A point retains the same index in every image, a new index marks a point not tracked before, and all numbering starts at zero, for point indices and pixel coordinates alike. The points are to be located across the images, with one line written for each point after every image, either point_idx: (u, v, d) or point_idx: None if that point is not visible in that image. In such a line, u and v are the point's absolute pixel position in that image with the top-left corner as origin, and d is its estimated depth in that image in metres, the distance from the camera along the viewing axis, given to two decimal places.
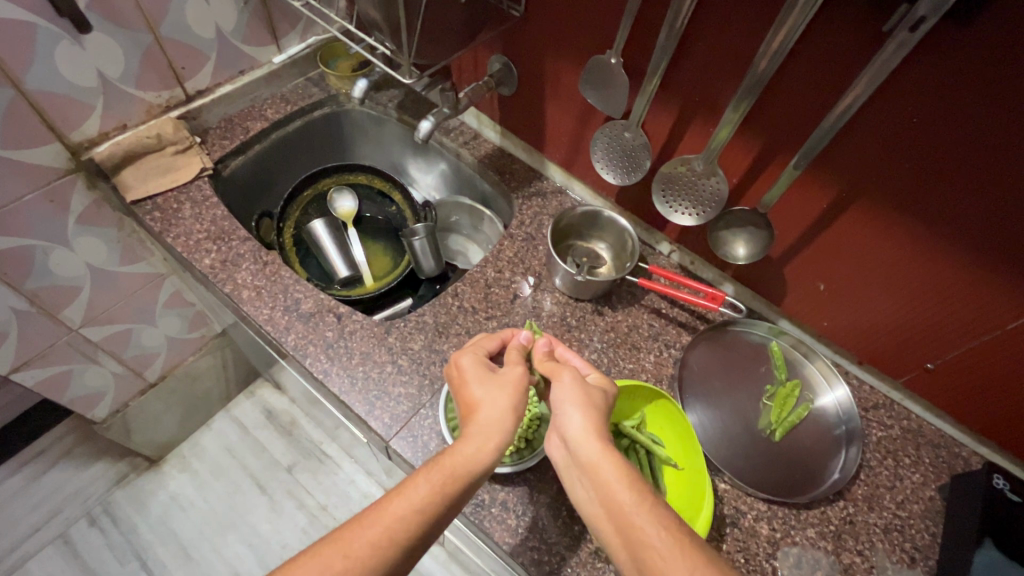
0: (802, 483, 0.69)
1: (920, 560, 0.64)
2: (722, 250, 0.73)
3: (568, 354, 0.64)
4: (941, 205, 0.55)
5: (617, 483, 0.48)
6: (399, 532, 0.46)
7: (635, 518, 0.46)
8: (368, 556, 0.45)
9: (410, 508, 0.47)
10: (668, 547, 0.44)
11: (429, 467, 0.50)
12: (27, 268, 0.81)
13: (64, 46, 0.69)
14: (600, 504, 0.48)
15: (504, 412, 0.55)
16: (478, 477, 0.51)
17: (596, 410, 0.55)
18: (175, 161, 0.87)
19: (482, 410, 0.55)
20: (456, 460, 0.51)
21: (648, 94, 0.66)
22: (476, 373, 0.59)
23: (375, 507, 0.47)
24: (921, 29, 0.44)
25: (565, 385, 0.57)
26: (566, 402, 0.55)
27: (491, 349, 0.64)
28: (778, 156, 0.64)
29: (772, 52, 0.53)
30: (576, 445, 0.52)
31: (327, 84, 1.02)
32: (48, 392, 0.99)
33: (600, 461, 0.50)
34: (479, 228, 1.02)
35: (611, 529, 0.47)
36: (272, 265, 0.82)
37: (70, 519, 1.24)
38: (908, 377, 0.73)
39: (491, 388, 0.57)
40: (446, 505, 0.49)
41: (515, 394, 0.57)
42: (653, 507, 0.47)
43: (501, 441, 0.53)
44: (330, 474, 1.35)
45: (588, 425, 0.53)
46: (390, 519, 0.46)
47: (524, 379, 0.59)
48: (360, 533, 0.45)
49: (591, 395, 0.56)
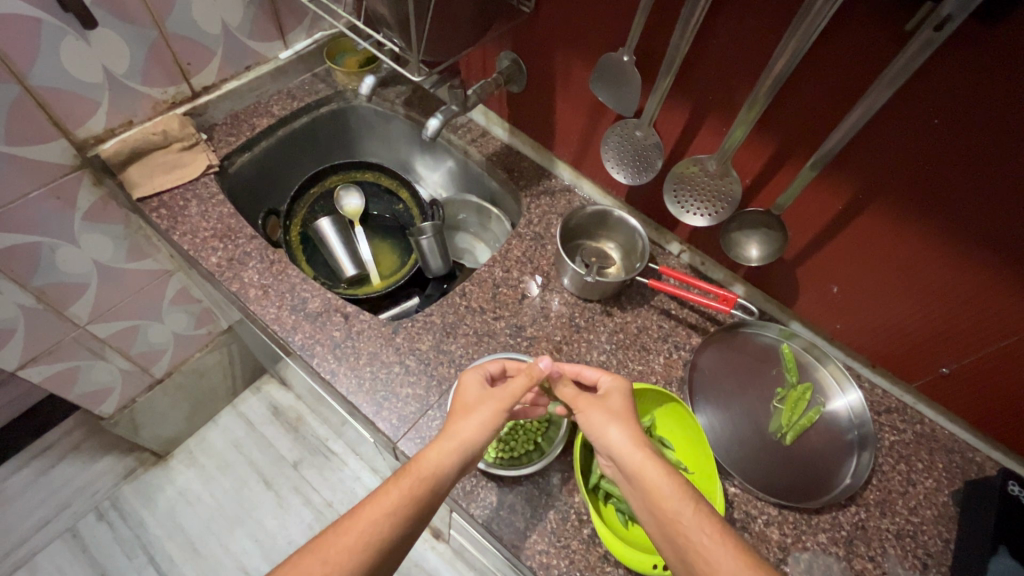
0: (813, 487, 0.68)
1: (933, 566, 0.64)
2: (734, 251, 0.71)
3: (582, 368, 0.63)
4: (959, 210, 0.54)
5: (668, 486, 0.49)
6: (374, 535, 0.46)
7: (689, 524, 0.46)
8: (347, 560, 0.45)
9: (383, 512, 0.47)
10: (718, 547, 0.45)
11: (398, 476, 0.50)
12: (33, 265, 0.81)
13: (69, 42, 0.68)
14: (649, 511, 0.49)
15: (480, 424, 0.55)
16: (447, 480, 0.51)
17: (633, 419, 0.56)
18: (181, 158, 0.87)
19: (456, 421, 0.56)
20: (421, 463, 0.51)
21: (660, 93, 0.65)
22: (472, 395, 0.58)
23: (348, 516, 0.47)
24: (947, 28, 0.43)
25: (591, 408, 0.56)
26: (601, 423, 0.55)
27: (493, 371, 0.63)
28: (794, 157, 0.63)
29: (790, 51, 0.51)
30: (621, 457, 0.52)
31: (334, 80, 1.01)
32: (55, 387, 1.00)
33: (644, 466, 0.50)
34: (487, 226, 1.02)
35: (660, 531, 0.48)
36: (278, 264, 0.81)
37: (79, 512, 1.25)
38: (923, 381, 0.71)
39: (478, 401, 0.57)
40: (417, 508, 0.49)
41: (497, 411, 0.56)
42: (698, 509, 0.47)
43: (467, 445, 0.53)
44: (336, 470, 1.35)
45: (629, 435, 0.53)
46: (363, 524, 0.46)
47: (512, 393, 0.57)
48: (337, 539, 0.46)
49: (618, 407, 0.57)
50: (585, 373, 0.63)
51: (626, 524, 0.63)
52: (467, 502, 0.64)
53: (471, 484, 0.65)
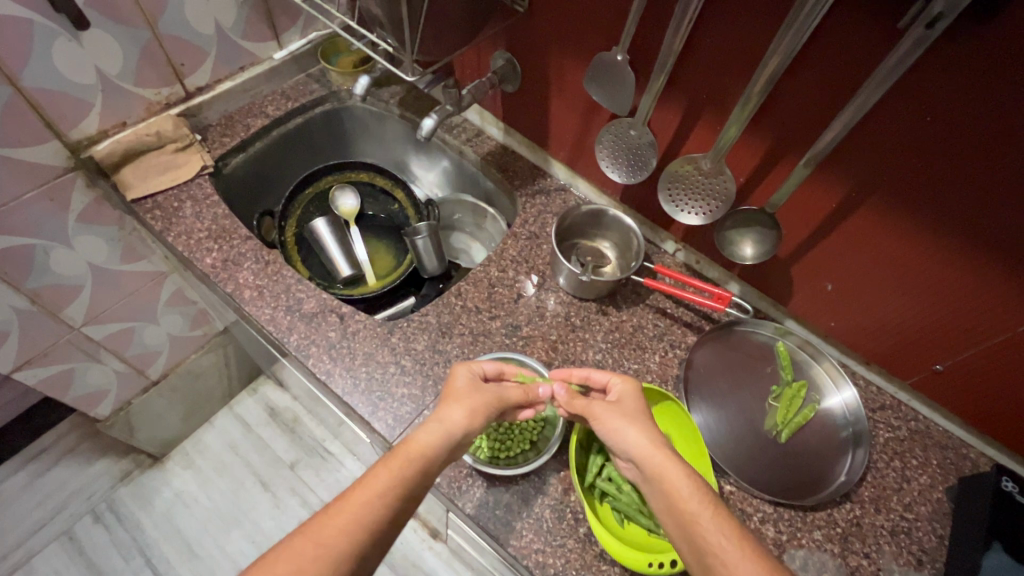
0: (808, 485, 0.68)
1: (928, 562, 0.64)
2: (729, 250, 0.71)
3: (590, 372, 0.63)
4: (953, 209, 0.54)
5: (688, 488, 0.49)
6: (367, 516, 0.46)
7: (708, 526, 0.46)
8: (340, 541, 0.44)
9: (373, 495, 0.47)
10: (734, 548, 0.45)
11: (388, 458, 0.51)
12: (27, 267, 0.80)
13: (61, 43, 0.68)
14: (667, 512, 0.49)
15: (469, 414, 0.56)
16: (435, 463, 0.52)
17: (651, 424, 0.56)
18: (175, 159, 0.87)
19: (445, 406, 0.57)
20: (411, 446, 0.52)
21: (654, 92, 0.65)
22: (460, 386, 0.59)
23: (339, 499, 0.47)
24: (938, 26, 0.43)
25: (608, 412, 0.57)
26: (618, 422, 0.56)
27: (488, 370, 0.63)
28: (787, 156, 0.63)
29: (783, 50, 0.52)
30: (640, 458, 0.53)
31: (328, 80, 1.01)
32: (51, 390, 0.99)
33: (666, 466, 0.51)
34: (482, 226, 1.02)
35: (678, 531, 0.48)
36: (273, 264, 0.81)
37: (75, 515, 1.24)
38: (917, 379, 0.72)
39: (468, 390, 0.59)
40: (407, 489, 0.49)
41: (485, 401, 0.58)
42: (716, 513, 0.47)
43: (455, 428, 0.55)
44: (333, 471, 1.35)
45: (648, 436, 0.54)
46: (355, 506, 0.47)
47: (500, 392, 0.60)
48: (329, 522, 0.45)
49: (631, 409, 0.58)
50: (592, 375, 0.63)
51: (622, 523, 0.63)
52: (463, 502, 0.64)
53: (466, 483, 0.65)
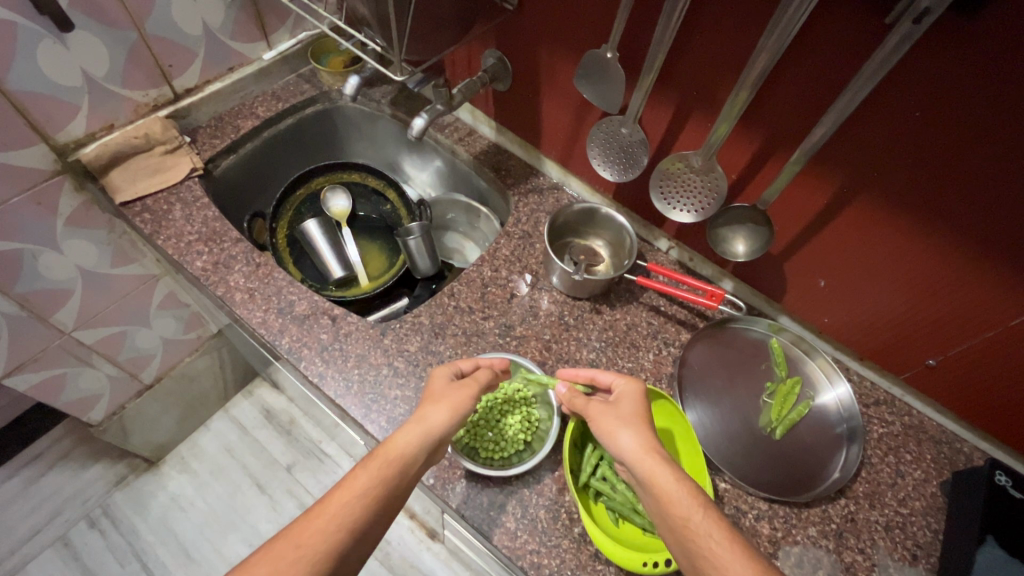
0: (803, 481, 0.68)
1: (922, 558, 0.64)
2: (721, 247, 0.71)
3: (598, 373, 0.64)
4: (948, 202, 0.54)
5: (678, 490, 0.49)
6: (346, 519, 0.46)
7: (699, 526, 0.47)
8: (319, 543, 0.44)
9: (353, 497, 0.47)
10: (727, 551, 0.45)
11: (368, 460, 0.51)
12: (16, 272, 0.79)
13: (46, 45, 0.67)
14: (661, 515, 0.49)
15: (448, 414, 0.56)
16: (415, 463, 0.52)
17: (647, 424, 0.56)
18: (164, 161, 0.86)
19: (425, 407, 0.57)
20: (390, 448, 0.52)
21: (644, 90, 0.65)
22: (440, 386, 0.59)
23: (319, 502, 0.47)
24: (925, 21, 0.43)
25: (605, 415, 0.57)
26: (614, 425, 0.56)
27: (466, 369, 0.64)
28: (779, 152, 0.63)
29: (771, 46, 0.51)
30: (635, 462, 0.53)
31: (319, 80, 1.00)
32: (43, 395, 0.98)
33: (657, 470, 0.51)
34: (476, 225, 1.01)
35: (671, 534, 0.48)
36: (264, 267, 0.80)
37: (70, 521, 1.24)
38: (910, 373, 0.72)
39: (447, 390, 0.59)
40: (388, 490, 0.49)
41: (465, 402, 0.58)
42: (708, 513, 0.48)
43: (434, 428, 0.55)
44: (330, 473, 1.35)
45: (643, 440, 0.54)
46: (335, 507, 0.46)
47: (476, 390, 0.60)
48: (309, 525, 0.45)
49: (630, 413, 0.57)
50: (599, 376, 0.63)
51: (617, 522, 0.63)
52: (457, 504, 0.63)
53: (460, 484, 0.65)
